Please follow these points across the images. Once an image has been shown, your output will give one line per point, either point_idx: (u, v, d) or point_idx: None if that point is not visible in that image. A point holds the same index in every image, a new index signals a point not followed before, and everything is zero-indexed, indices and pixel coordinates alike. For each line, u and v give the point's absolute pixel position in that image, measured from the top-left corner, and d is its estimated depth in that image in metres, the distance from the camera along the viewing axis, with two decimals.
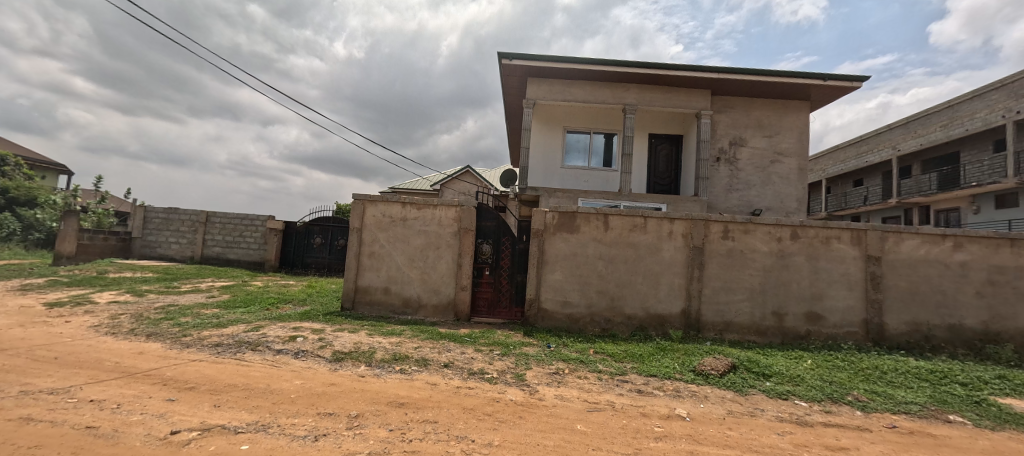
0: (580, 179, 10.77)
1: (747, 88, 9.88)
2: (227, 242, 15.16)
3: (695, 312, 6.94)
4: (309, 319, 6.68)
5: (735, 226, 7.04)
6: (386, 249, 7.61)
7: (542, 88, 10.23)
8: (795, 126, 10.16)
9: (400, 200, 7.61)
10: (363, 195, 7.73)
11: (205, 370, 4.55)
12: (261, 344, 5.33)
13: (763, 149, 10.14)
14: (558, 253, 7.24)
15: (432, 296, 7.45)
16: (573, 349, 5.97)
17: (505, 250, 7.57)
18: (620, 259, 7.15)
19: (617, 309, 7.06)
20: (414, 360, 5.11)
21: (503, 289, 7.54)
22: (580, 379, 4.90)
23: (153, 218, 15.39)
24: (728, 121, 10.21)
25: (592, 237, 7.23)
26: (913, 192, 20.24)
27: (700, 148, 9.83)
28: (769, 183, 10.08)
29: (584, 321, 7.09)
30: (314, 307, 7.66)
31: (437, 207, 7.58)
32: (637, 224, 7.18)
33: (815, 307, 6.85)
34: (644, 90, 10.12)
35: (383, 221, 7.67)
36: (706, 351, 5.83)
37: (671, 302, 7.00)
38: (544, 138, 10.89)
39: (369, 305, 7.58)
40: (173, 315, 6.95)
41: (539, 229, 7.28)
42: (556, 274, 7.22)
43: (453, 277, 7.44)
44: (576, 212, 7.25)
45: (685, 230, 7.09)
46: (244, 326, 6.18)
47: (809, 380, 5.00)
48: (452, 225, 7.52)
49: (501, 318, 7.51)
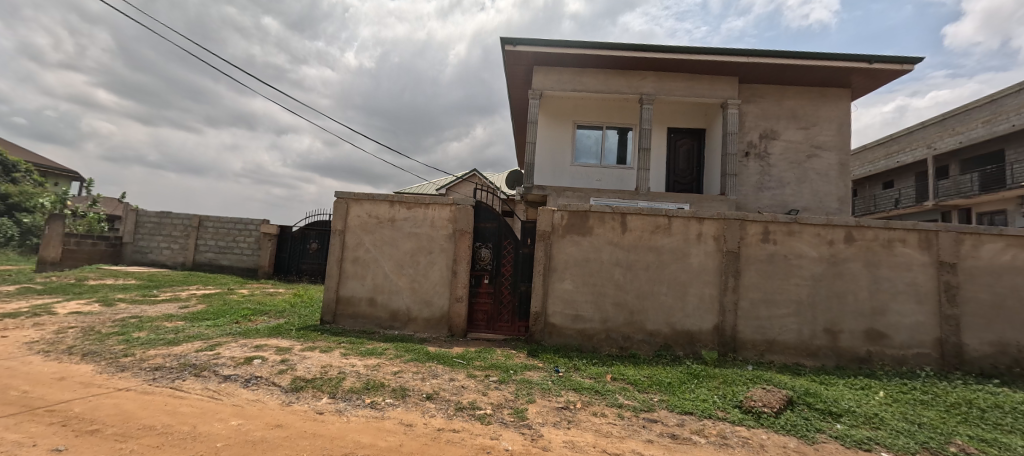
0: (591, 178, 9.79)
1: (780, 74, 8.81)
2: (219, 248, 14.46)
3: (730, 328, 5.87)
4: (279, 335, 5.77)
5: (777, 228, 5.97)
6: (371, 255, 6.70)
7: (549, 77, 9.31)
8: (834, 116, 9.05)
9: (388, 198, 6.72)
10: (346, 193, 6.83)
11: (126, 405, 3.64)
12: (208, 368, 4.42)
13: (799, 142, 9.04)
14: (568, 259, 6.25)
15: (423, 308, 6.50)
16: (586, 375, 4.94)
17: (507, 255, 6.60)
18: (640, 266, 6.13)
19: (638, 324, 6.02)
20: (390, 390, 4.14)
21: (505, 300, 6.55)
22: (596, 418, 3.86)
23: (144, 223, 14.79)
24: (758, 112, 9.15)
25: (607, 240, 6.22)
26: (951, 194, 18.82)
27: (727, 141, 8.77)
28: (805, 181, 8.96)
29: (599, 338, 6.07)
30: (290, 320, 6.75)
31: (429, 206, 6.66)
32: (659, 226, 6.15)
33: (876, 323, 5.75)
34: (663, 78, 9.12)
35: (368, 223, 6.77)
36: (748, 379, 4.78)
37: (701, 317, 5.95)
38: (552, 133, 9.95)
39: (352, 318, 6.65)
40: (129, 329, 6.12)
41: (546, 232, 6.29)
42: (566, 284, 6.22)
43: (447, 287, 6.49)
44: (588, 211, 6.27)
45: (717, 232, 6.05)
46: (199, 344, 5.31)
47: (891, 424, 3.90)
48: (446, 227, 6.59)
49: (501, 334, 6.53)
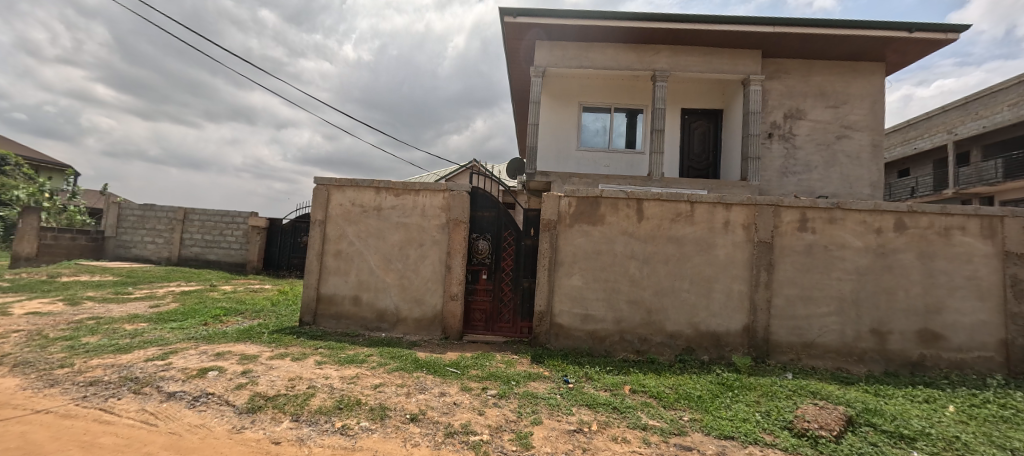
0: (598, 163, 9.03)
1: (808, 47, 7.96)
2: (206, 242, 13.78)
3: (763, 329, 5.15)
4: (248, 339, 5.06)
5: (816, 214, 5.21)
6: (355, 248, 5.97)
7: (553, 53, 8.49)
8: (866, 93, 8.23)
9: (373, 184, 5.97)
10: (327, 179, 6.08)
11: (35, 435, 2.92)
12: (150, 383, 3.70)
13: (827, 122, 8.25)
14: (577, 251, 5.52)
15: (413, 307, 5.78)
16: (600, 387, 4.23)
17: (507, 248, 5.87)
18: (659, 259, 5.40)
19: (656, 325, 5.31)
20: (367, 411, 3.42)
21: (506, 298, 5.83)
22: (617, 445, 3.14)
23: (127, 216, 14.15)
24: (782, 89, 8.34)
25: (621, 230, 5.48)
26: (972, 182, 17.97)
27: (749, 121, 7.98)
28: (835, 164, 8.18)
29: (612, 341, 5.36)
30: (265, 320, 6.04)
31: (420, 192, 5.91)
32: (681, 213, 5.39)
33: (931, 323, 5.03)
34: (678, 52, 8.30)
35: (352, 212, 6.03)
36: (789, 392, 4.08)
37: (729, 316, 5.22)
38: (556, 115, 9.16)
39: (334, 319, 5.94)
40: (80, 333, 5.41)
41: (552, 221, 5.53)
42: (575, 280, 5.50)
43: (440, 283, 5.75)
44: (599, 197, 5.51)
45: (747, 220, 5.30)
46: (153, 351, 4.61)
47: (980, 451, 3.16)
48: (439, 216, 5.84)
49: (501, 335, 5.82)
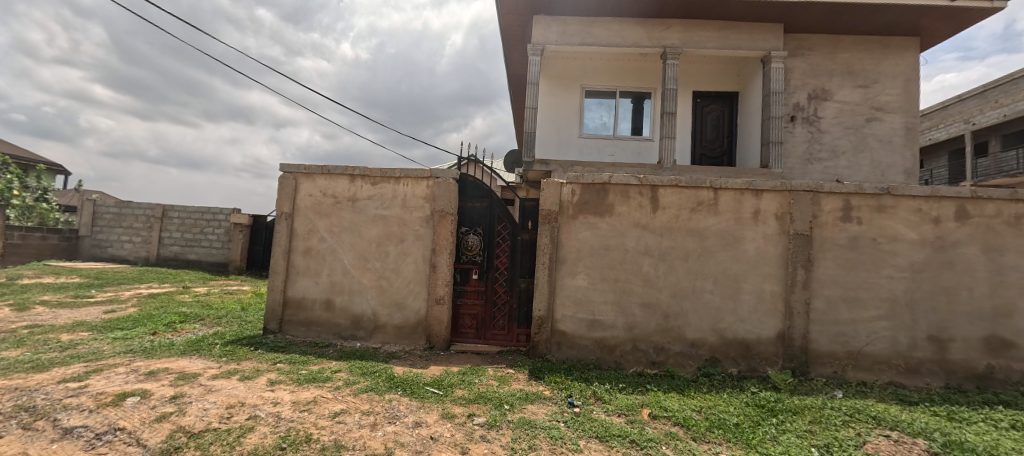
0: (603, 151, 8.26)
1: (836, 19, 7.16)
2: (186, 241, 13.01)
3: (801, 336, 4.39)
4: (195, 353, 4.29)
5: (862, 202, 4.45)
6: (327, 245, 5.19)
7: (553, 29, 7.70)
8: (898, 72, 7.45)
9: (347, 172, 5.19)
10: (294, 166, 5.29)
11: None
12: (46, 415, 2.94)
13: (856, 104, 7.47)
14: (582, 246, 4.75)
15: (394, 313, 5.02)
16: (614, 411, 3.46)
17: (501, 243, 5.11)
18: (678, 256, 4.64)
19: (675, 332, 4.56)
20: (315, 452, 2.65)
21: (499, 302, 5.07)
22: None
23: (104, 214, 13.40)
24: (806, 67, 7.56)
25: (633, 222, 4.71)
26: (990, 174, 17.15)
27: (771, 102, 7.21)
28: (864, 149, 7.40)
29: (623, 350, 4.60)
30: (225, 329, 5.26)
31: (401, 180, 5.13)
32: (703, 202, 4.63)
33: (999, 328, 4.26)
34: (691, 27, 7.50)
35: (323, 204, 5.24)
36: (846, 417, 3.32)
37: (760, 322, 4.46)
38: (557, 100, 8.40)
39: (303, 326, 5.15)
40: (3, 345, 4.64)
41: (553, 212, 4.76)
42: (579, 280, 4.73)
43: (424, 285, 4.99)
44: (608, 184, 4.73)
45: (781, 209, 4.53)
46: (75, 369, 3.83)
47: None
48: (423, 207, 5.06)
49: (495, 344, 5.06)
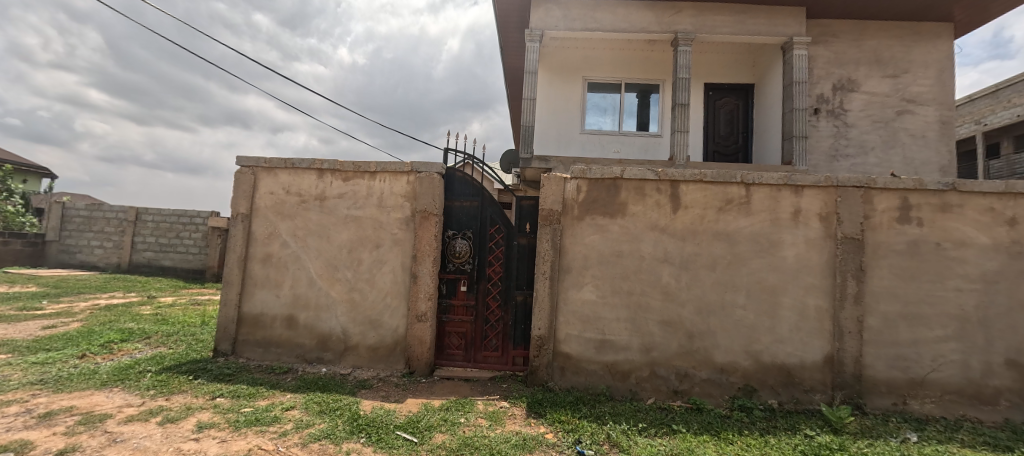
0: (607, 148, 7.56)
1: (864, 3, 6.51)
2: (160, 246, 12.17)
3: (853, 361, 3.67)
4: (118, 386, 3.50)
5: (922, 200, 3.74)
6: (290, 251, 4.43)
7: (553, 13, 7.02)
8: (931, 60, 6.80)
9: (314, 165, 4.43)
10: (253, 158, 4.53)
11: None
12: None
13: (885, 95, 6.81)
14: (589, 253, 4.02)
15: (367, 331, 4.25)
16: None
17: (494, 249, 4.37)
18: (703, 264, 3.91)
19: (701, 355, 3.82)
20: None
21: (492, 318, 4.31)
22: None
23: (72, 217, 12.56)
24: (830, 55, 6.89)
25: (650, 224, 3.98)
26: (1004, 175, 16.57)
27: (794, 93, 6.53)
28: (895, 145, 6.73)
29: (640, 377, 3.86)
30: (168, 350, 4.48)
31: (377, 175, 4.38)
32: (733, 200, 3.91)
33: None
34: (705, 11, 6.83)
35: (286, 203, 4.48)
36: None
37: (803, 344, 3.74)
38: (557, 93, 7.71)
39: (261, 347, 4.38)
40: None
41: (555, 212, 4.02)
42: (587, 293, 3.99)
43: (403, 299, 4.23)
44: (620, 179, 3.99)
45: (826, 209, 3.82)
46: None
47: None
48: (402, 206, 4.31)
49: (486, 369, 4.30)
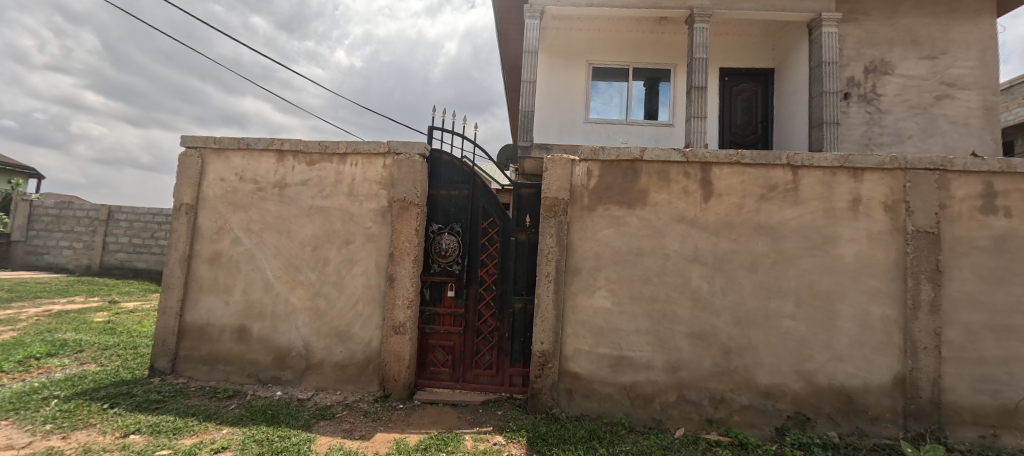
0: (613, 137, 6.88)
1: None
2: (133, 246, 11.38)
3: (929, 383, 2.97)
4: (5, 419, 2.74)
5: (1012, 186, 3.05)
6: (243, 249, 3.70)
7: None
8: (972, 40, 6.15)
9: (273, 146, 3.71)
10: (201, 139, 3.82)
11: None
12: None
13: (921, 78, 6.16)
14: (602, 251, 3.31)
15: (334, 345, 3.52)
16: None
17: (488, 247, 3.66)
18: (742, 263, 3.20)
19: (740, 375, 3.12)
20: None
21: (484, 330, 3.59)
22: None
23: (41, 216, 11.79)
24: (860, 35, 6.24)
25: (677, 215, 3.27)
26: None
27: (823, 75, 5.86)
28: (934, 133, 6.07)
29: (665, 403, 3.15)
30: (93, 369, 3.72)
31: (348, 158, 3.66)
32: (778, 186, 3.21)
33: None
34: None
35: (239, 191, 3.76)
36: None
37: (866, 362, 3.04)
38: (558, 78, 7.03)
39: (206, 365, 3.65)
40: None
41: (561, 201, 3.31)
42: (599, 300, 3.28)
43: (378, 307, 3.50)
44: (640, 160, 3.29)
45: (892, 196, 3.12)
46: None
47: None
48: (378, 195, 3.59)
49: (476, 391, 3.57)
